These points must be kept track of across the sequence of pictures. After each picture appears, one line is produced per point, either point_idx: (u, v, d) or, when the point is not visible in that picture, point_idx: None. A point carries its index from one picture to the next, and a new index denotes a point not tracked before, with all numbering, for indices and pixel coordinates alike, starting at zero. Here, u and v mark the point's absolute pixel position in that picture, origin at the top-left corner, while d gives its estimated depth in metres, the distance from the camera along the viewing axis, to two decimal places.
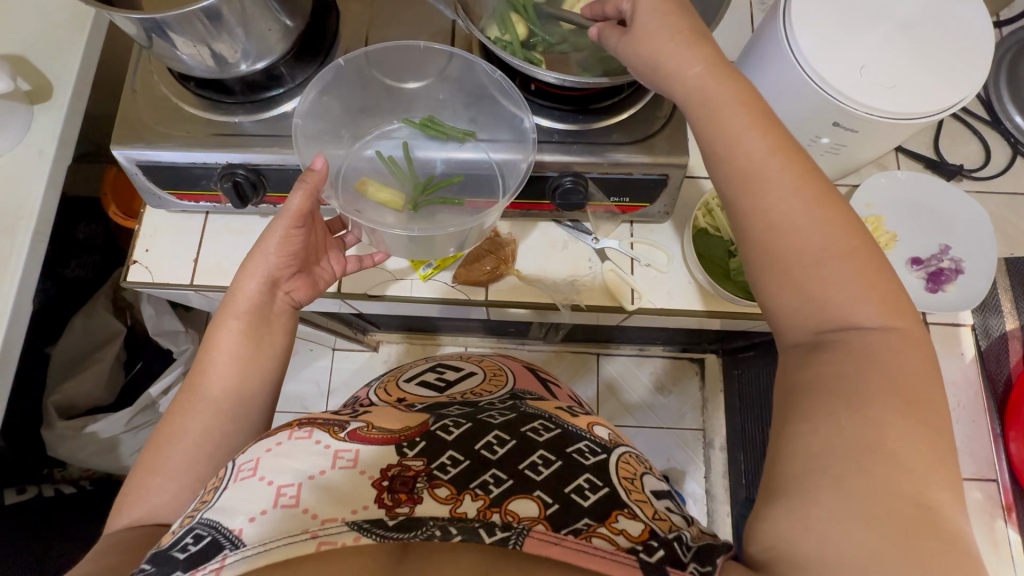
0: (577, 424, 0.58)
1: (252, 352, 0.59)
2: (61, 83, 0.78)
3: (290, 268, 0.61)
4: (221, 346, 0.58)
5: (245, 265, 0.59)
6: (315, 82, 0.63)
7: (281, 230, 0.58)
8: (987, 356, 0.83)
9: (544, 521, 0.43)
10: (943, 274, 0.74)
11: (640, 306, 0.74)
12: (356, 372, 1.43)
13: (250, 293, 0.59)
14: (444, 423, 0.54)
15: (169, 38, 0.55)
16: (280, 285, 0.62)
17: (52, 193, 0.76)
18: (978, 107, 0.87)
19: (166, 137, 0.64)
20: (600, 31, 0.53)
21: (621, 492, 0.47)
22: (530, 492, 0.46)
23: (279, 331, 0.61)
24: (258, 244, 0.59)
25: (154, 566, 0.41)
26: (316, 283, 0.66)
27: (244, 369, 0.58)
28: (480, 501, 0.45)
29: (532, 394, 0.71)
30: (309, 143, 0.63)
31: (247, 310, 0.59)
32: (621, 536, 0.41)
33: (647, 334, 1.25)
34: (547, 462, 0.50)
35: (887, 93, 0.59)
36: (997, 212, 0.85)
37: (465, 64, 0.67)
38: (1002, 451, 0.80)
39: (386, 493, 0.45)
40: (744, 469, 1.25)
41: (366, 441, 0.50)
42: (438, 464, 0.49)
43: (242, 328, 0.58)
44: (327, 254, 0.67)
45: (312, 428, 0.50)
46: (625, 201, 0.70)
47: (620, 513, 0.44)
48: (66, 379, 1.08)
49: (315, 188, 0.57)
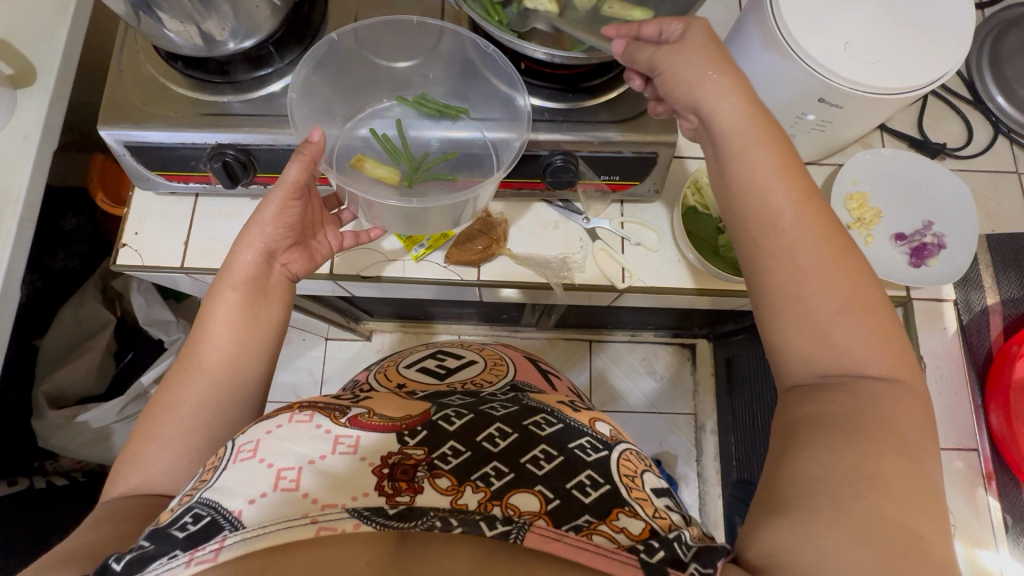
0: (578, 418, 0.57)
1: (249, 324, 0.59)
2: (47, 65, 0.77)
3: (286, 241, 0.61)
4: (217, 317, 0.58)
5: (241, 236, 0.60)
6: (306, 58, 0.63)
7: (279, 201, 0.58)
8: (969, 329, 0.85)
9: (545, 516, 0.44)
10: (926, 249, 0.75)
11: (631, 284, 0.74)
12: (349, 361, 1.43)
13: (248, 264, 0.59)
14: (446, 413, 0.54)
15: (157, 15, 0.56)
16: (278, 256, 0.62)
17: (38, 176, 0.75)
18: (960, 86, 0.88)
19: (153, 116, 0.64)
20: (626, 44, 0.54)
21: (621, 490, 0.47)
22: (531, 487, 0.47)
23: (275, 303, 0.62)
24: (255, 215, 0.59)
25: (153, 543, 0.41)
26: (313, 255, 0.66)
27: (241, 342, 0.58)
28: (480, 493, 0.46)
29: (531, 384, 0.71)
30: (304, 120, 0.63)
31: (244, 280, 0.59)
32: (622, 534, 0.43)
33: (639, 318, 1.26)
34: (549, 456, 0.50)
35: (870, 69, 0.60)
36: (979, 190, 0.87)
37: (456, 40, 0.67)
38: (983, 423, 0.82)
39: (387, 480, 0.46)
40: (734, 451, 1.27)
41: (367, 428, 0.50)
42: (439, 454, 0.49)
43: (239, 300, 0.59)
44: (323, 229, 0.68)
45: (312, 412, 0.51)
46: (615, 179, 0.70)
47: (621, 511, 0.45)
48: (55, 369, 1.07)
49: (312, 160, 0.58)
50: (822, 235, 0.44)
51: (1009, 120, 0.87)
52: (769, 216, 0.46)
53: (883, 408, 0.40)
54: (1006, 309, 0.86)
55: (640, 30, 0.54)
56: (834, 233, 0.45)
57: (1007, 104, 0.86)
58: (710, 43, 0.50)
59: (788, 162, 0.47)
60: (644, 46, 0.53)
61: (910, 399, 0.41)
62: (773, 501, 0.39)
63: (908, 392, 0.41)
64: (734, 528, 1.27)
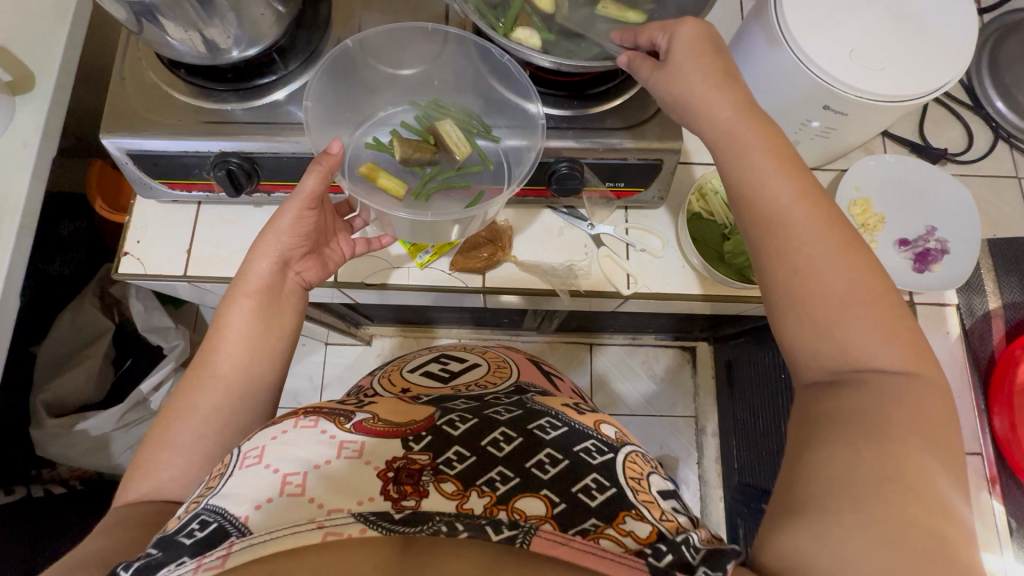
0: (583, 422, 0.57)
1: (261, 332, 0.59)
2: (46, 73, 0.76)
3: (300, 249, 0.61)
4: (231, 326, 0.58)
5: (256, 244, 0.59)
6: (318, 67, 0.62)
7: (294, 211, 0.58)
8: (972, 334, 0.85)
9: (551, 521, 0.44)
10: (930, 254, 0.76)
11: (636, 291, 0.74)
12: (349, 366, 1.42)
13: (261, 271, 0.59)
14: (450, 418, 0.54)
15: (160, 23, 0.55)
16: (291, 265, 0.62)
17: (37, 184, 0.74)
18: (960, 92, 0.89)
19: (154, 125, 0.63)
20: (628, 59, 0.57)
21: (628, 493, 0.47)
22: (537, 491, 0.46)
23: (288, 311, 0.62)
24: (270, 223, 0.59)
25: (161, 551, 0.40)
26: (326, 263, 0.66)
27: (252, 350, 0.58)
28: (486, 497, 0.45)
29: (535, 386, 0.71)
30: (319, 129, 0.63)
31: (257, 289, 0.59)
32: (628, 538, 0.42)
33: (641, 322, 1.27)
34: (554, 460, 0.50)
35: (875, 76, 0.60)
36: (979, 194, 0.87)
37: (459, 46, 0.67)
38: (985, 427, 0.83)
39: (392, 484, 0.45)
40: (736, 454, 1.27)
41: (371, 432, 0.50)
42: (445, 458, 0.49)
43: (252, 307, 0.58)
44: (335, 237, 0.67)
45: (317, 417, 0.51)
46: (620, 186, 0.70)
47: (628, 514, 0.45)
48: (52, 378, 1.06)
49: (329, 171, 0.57)
50: (843, 250, 0.45)
51: (1009, 125, 0.88)
52: (779, 220, 0.46)
53: (900, 405, 0.40)
54: (1008, 313, 0.86)
55: (637, 40, 0.58)
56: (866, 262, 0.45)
57: (1007, 109, 0.87)
58: (701, 54, 0.52)
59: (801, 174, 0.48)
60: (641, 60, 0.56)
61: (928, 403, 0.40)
62: (783, 505, 0.39)
63: (930, 387, 0.41)
64: (737, 530, 1.27)
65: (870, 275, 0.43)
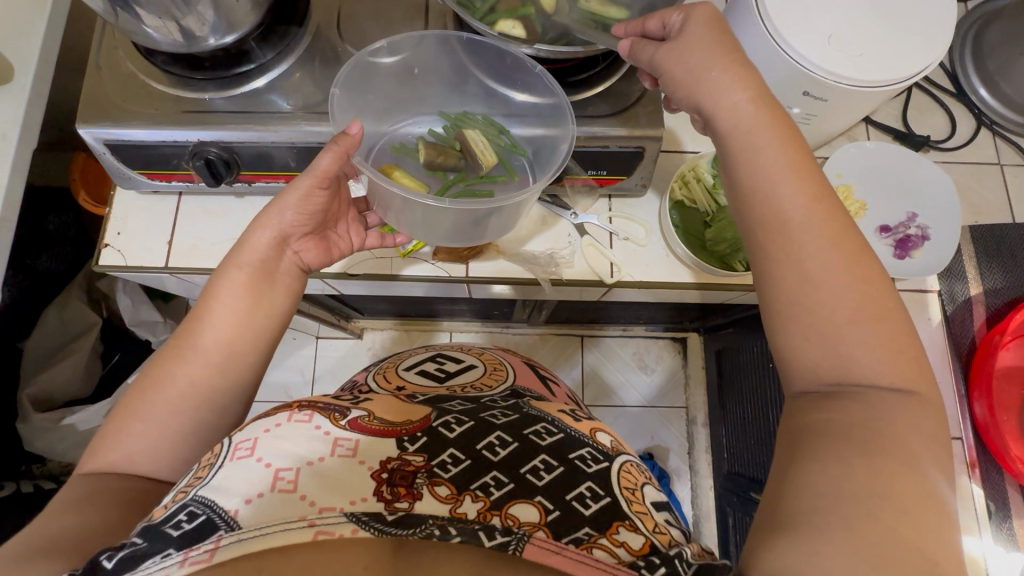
0: (579, 428, 0.57)
1: (251, 306, 0.58)
2: (23, 62, 0.76)
3: (302, 227, 0.61)
4: (221, 296, 0.57)
5: (259, 217, 0.59)
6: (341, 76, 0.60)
7: (306, 187, 0.58)
8: (953, 319, 0.86)
9: (544, 528, 0.44)
10: (910, 241, 0.76)
11: (619, 279, 0.74)
12: (340, 359, 1.42)
13: (261, 245, 0.59)
14: (447, 420, 0.54)
15: (135, 11, 0.55)
16: (290, 242, 0.62)
17: (17, 176, 0.74)
18: (943, 79, 0.89)
19: (132, 114, 0.63)
20: (633, 45, 0.56)
21: (622, 503, 0.47)
22: (531, 497, 0.46)
23: (280, 290, 0.61)
24: (278, 197, 0.59)
25: (146, 541, 0.40)
26: (330, 249, 0.66)
27: (240, 324, 0.58)
28: (479, 502, 0.45)
29: (530, 391, 0.72)
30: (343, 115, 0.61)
31: (252, 262, 0.59)
32: (622, 549, 0.42)
33: (631, 313, 1.27)
34: (549, 467, 0.49)
35: (854, 61, 0.60)
36: (962, 181, 0.88)
37: (440, 43, 0.65)
38: (966, 412, 0.83)
39: (386, 485, 0.45)
40: (725, 444, 1.28)
41: (365, 430, 0.50)
42: (439, 461, 0.49)
43: (244, 280, 0.58)
44: (343, 223, 0.68)
45: (312, 412, 0.51)
46: (602, 174, 0.71)
47: (622, 524, 0.45)
48: (38, 372, 1.06)
49: (346, 151, 0.57)
50: (830, 245, 0.45)
51: (992, 113, 0.88)
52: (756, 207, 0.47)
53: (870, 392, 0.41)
54: (989, 299, 0.87)
55: (644, 27, 0.57)
56: (859, 256, 0.44)
57: (989, 97, 0.88)
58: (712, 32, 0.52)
59: (794, 160, 0.47)
60: (648, 47, 0.55)
61: (896, 383, 0.41)
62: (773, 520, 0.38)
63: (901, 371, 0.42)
64: (726, 519, 1.29)
65: (845, 261, 0.44)
